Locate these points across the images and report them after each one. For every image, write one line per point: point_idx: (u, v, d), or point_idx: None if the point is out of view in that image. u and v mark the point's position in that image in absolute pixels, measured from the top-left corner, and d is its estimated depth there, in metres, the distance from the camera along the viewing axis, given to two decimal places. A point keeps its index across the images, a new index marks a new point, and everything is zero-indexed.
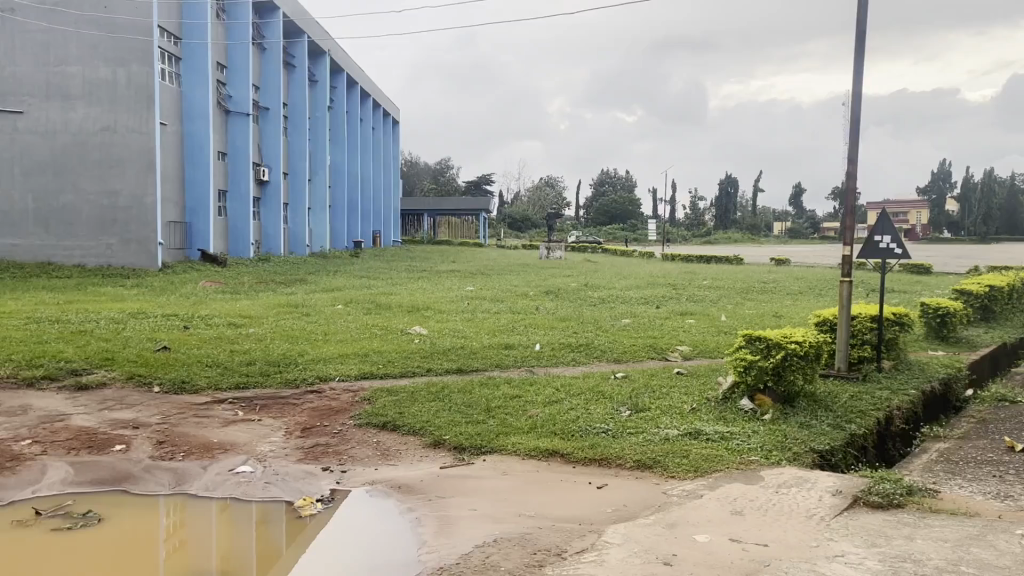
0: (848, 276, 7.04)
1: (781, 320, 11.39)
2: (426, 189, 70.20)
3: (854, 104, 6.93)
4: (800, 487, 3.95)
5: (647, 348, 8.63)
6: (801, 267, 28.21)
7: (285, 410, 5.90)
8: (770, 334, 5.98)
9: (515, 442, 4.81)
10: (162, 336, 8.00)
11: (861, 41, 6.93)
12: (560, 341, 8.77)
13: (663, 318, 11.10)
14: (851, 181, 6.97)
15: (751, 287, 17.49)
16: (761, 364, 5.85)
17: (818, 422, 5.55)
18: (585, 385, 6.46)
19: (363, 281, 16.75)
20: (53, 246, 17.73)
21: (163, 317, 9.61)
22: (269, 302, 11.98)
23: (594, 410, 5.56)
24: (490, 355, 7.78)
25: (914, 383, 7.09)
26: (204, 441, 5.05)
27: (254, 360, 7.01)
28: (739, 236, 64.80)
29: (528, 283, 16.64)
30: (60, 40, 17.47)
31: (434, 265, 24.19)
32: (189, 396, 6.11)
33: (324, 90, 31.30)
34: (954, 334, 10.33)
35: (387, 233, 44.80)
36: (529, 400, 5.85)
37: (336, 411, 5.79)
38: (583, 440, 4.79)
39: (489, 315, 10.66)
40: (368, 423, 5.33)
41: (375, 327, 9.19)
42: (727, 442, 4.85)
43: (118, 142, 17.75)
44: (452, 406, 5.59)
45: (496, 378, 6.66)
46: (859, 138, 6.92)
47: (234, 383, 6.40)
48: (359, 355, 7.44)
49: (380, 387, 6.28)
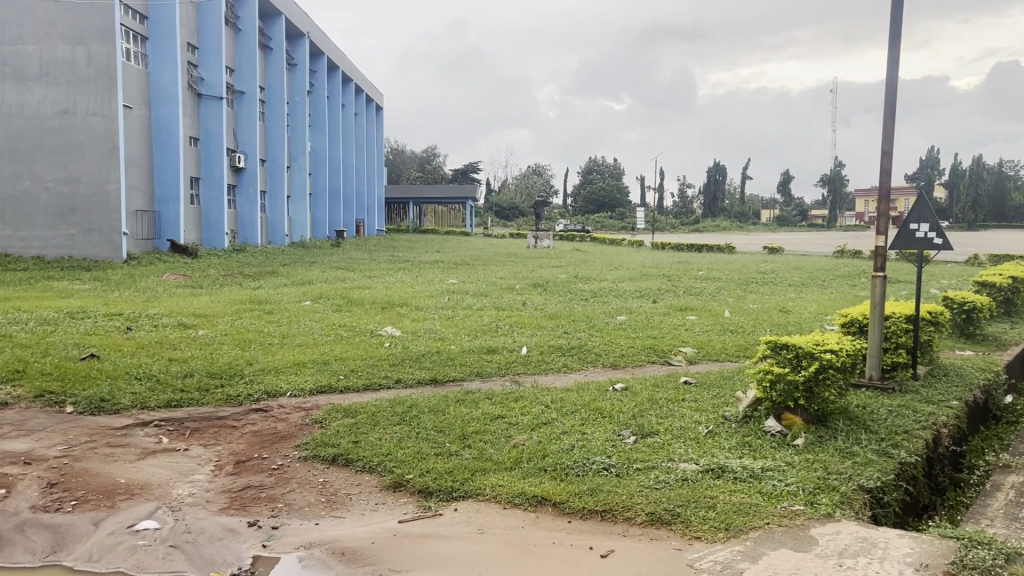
0: (881, 271, 6.09)
1: (790, 315, 10.45)
2: (413, 177, 69.04)
3: (890, 75, 5.97)
4: (870, 558, 2.99)
5: (646, 351, 7.67)
6: (796, 255, 27.22)
7: (220, 435, 4.90)
8: (799, 341, 5.08)
9: (495, 483, 3.85)
10: (91, 341, 6.96)
11: (900, 4, 5.98)
12: (549, 343, 7.81)
13: (662, 314, 10.16)
14: (887, 160, 6.00)
15: (750, 279, 16.63)
16: (790, 378, 4.92)
17: (859, 448, 4.62)
18: (579, 400, 5.50)
19: (337, 273, 15.72)
20: (10, 237, 16.57)
21: (103, 317, 8.54)
22: (231, 298, 10.95)
23: (593, 437, 4.61)
24: (470, 362, 6.79)
25: (957, 393, 6.17)
26: (105, 482, 4.04)
27: (192, 372, 5.99)
28: (727, 223, 64.01)
29: (514, 274, 15.68)
30: (14, 17, 16.25)
31: (416, 255, 23.12)
32: (106, 418, 5.10)
33: (303, 73, 30.10)
34: (980, 332, 9.43)
35: (371, 221, 43.71)
36: (514, 422, 4.89)
37: (280, 437, 4.80)
38: (581, 482, 3.82)
39: (471, 312, 9.67)
40: (317, 455, 4.35)
41: (341, 328, 8.19)
42: (760, 483, 3.91)
43: (77, 125, 16.58)
44: (420, 433, 4.61)
45: (475, 391, 5.69)
46: (894, 111, 5.96)
47: (164, 401, 5.39)
48: (318, 364, 6.43)
49: (336, 406, 5.29)
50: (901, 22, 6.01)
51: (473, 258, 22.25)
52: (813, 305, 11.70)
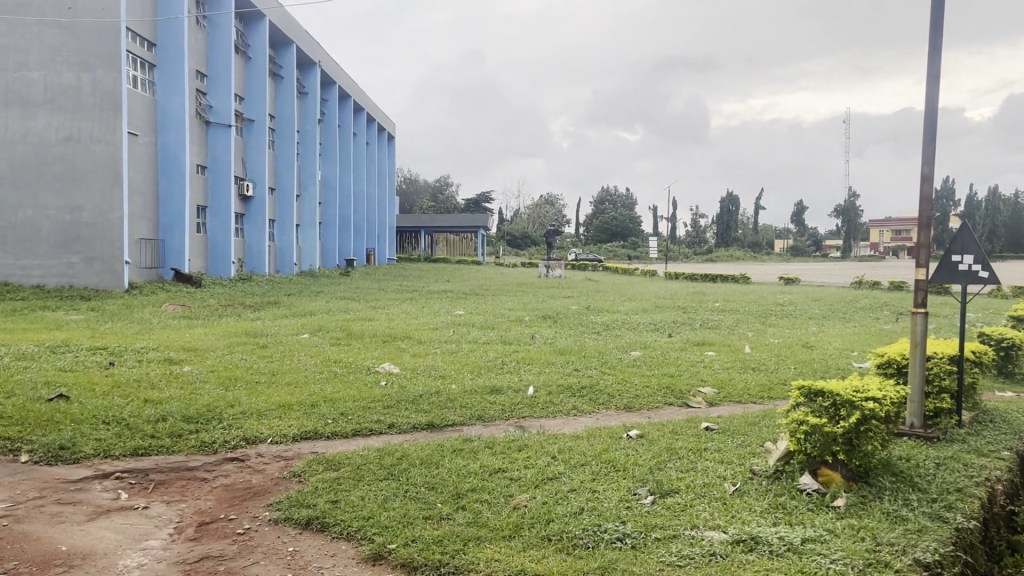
0: (922, 307, 5.52)
1: (814, 351, 9.83)
2: (425, 207, 68.92)
3: (929, 94, 5.47)
4: None
5: (662, 391, 7.11)
6: (812, 286, 26.61)
7: (187, 490, 4.37)
8: (835, 388, 4.54)
9: (490, 556, 3.31)
10: (63, 378, 6.48)
11: (939, 16, 5.50)
12: (557, 382, 7.25)
13: (678, 349, 9.59)
14: (926, 187, 5.48)
15: (768, 311, 16.03)
16: (827, 430, 4.36)
17: (910, 512, 4.03)
18: (589, 450, 4.95)
19: (341, 303, 15.26)
20: (11, 265, 16.19)
21: (86, 351, 8.05)
22: (226, 331, 10.45)
23: (605, 497, 4.06)
24: (471, 404, 6.23)
25: (1009, 443, 5.55)
26: (43, 551, 3.51)
27: (166, 415, 5.48)
28: (740, 253, 63.30)
29: (523, 306, 15.16)
30: (21, 44, 16.06)
31: (424, 285, 22.59)
32: (62, 470, 4.58)
33: (314, 102, 29.96)
34: (1021, 372, 8.77)
35: (382, 250, 43.41)
36: (516, 477, 4.35)
37: (253, 493, 4.27)
38: (591, 558, 3.28)
39: (475, 347, 9.15)
40: (290, 517, 3.81)
41: (335, 364, 7.68)
42: (801, 559, 3.33)
43: (82, 152, 16.33)
44: (408, 491, 4.08)
45: (474, 439, 5.14)
46: (934, 134, 5.45)
47: (130, 449, 4.88)
48: (304, 406, 5.90)
49: (320, 456, 4.77)
50: (940, 34, 5.51)
51: (481, 287, 21.79)
52: (837, 340, 11.08)
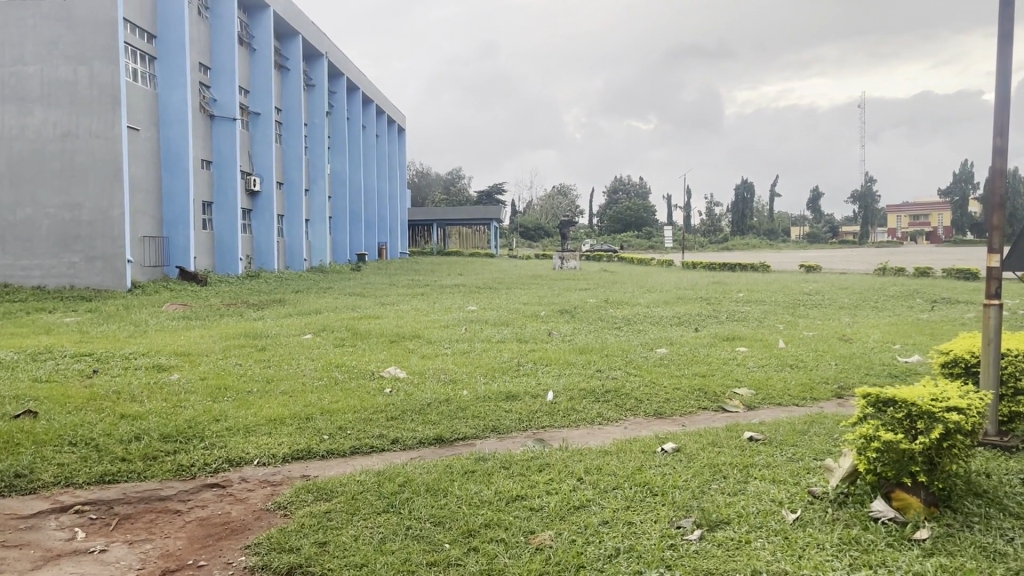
0: (996, 297, 4.80)
1: (854, 345, 9.09)
2: (437, 201, 68.20)
3: (1004, 54, 4.76)
4: None
5: (696, 394, 6.46)
6: (835, 273, 25.76)
7: (156, 527, 3.75)
8: (907, 395, 3.84)
9: None
10: (36, 392, 5.87)
11: None
12: (579, 385, 6.58)
13: (707, 345, 8.90)
14: (1000, 161, 4.78)
15: (795, 300, 15.29)
16: (902, 447, 3.66)
17: (1012, 549, 3.33)
18: (619, 468, 4.31)
19: (348, 300, 14.66)
20: (10, 266, 15.67)
21: (69, 359, 7.45)
22: (223, 332, 9.86)
23: (643, 533, 3.41)
24: (484, 414, 5.59)
25: None
26: None
27: (142, 434, 4.88)
28: (756, 241, 62.25)
29: (538, 299, 14.50)
30: (16, 37, 15.54)
31: (436, 279, 21.96)
32: (14, 503, 3.98)
33: (321, 93, 29.34)
34: None
35: (394, 244, 42.86)
36: (537, 507, 3.71)
37: (231, 530, 3.65)
38: None
39: (489, 347, 8.51)
40: (268, 565, 3.17)
41: (337, 369, 7.05)
42: None
43: (80, 148, 15.78)
44: (411, 528, 3.45)
45: (488, 457, 4.50)
46: (1006, 100, 4.74)
47: (96, 475, 4.28)
48: (299, 420, 5.28)
49: (310, 482, 4.14)
50: None
51: (494, 280, 21.10)
52: (877, 332, 10.34)
